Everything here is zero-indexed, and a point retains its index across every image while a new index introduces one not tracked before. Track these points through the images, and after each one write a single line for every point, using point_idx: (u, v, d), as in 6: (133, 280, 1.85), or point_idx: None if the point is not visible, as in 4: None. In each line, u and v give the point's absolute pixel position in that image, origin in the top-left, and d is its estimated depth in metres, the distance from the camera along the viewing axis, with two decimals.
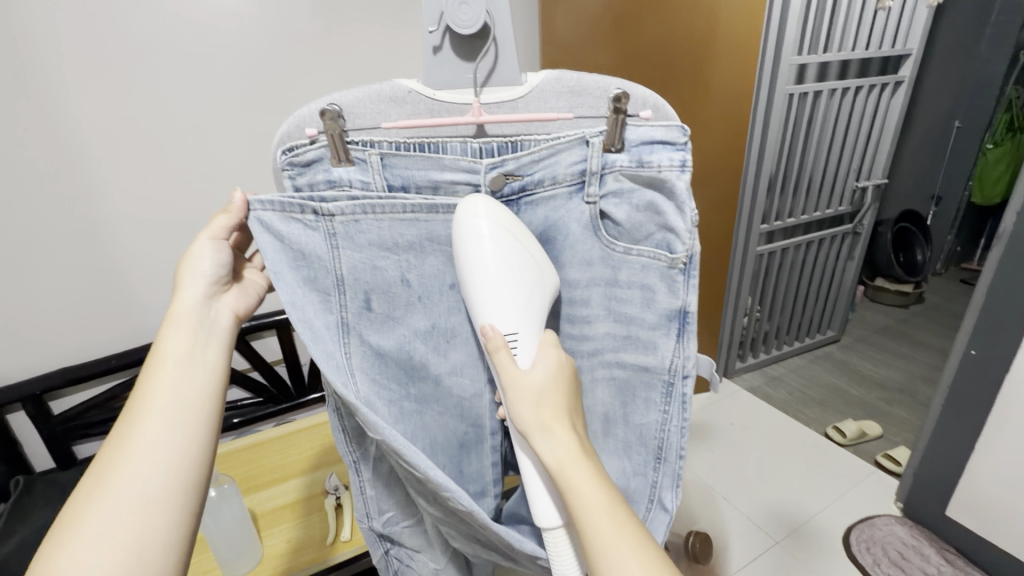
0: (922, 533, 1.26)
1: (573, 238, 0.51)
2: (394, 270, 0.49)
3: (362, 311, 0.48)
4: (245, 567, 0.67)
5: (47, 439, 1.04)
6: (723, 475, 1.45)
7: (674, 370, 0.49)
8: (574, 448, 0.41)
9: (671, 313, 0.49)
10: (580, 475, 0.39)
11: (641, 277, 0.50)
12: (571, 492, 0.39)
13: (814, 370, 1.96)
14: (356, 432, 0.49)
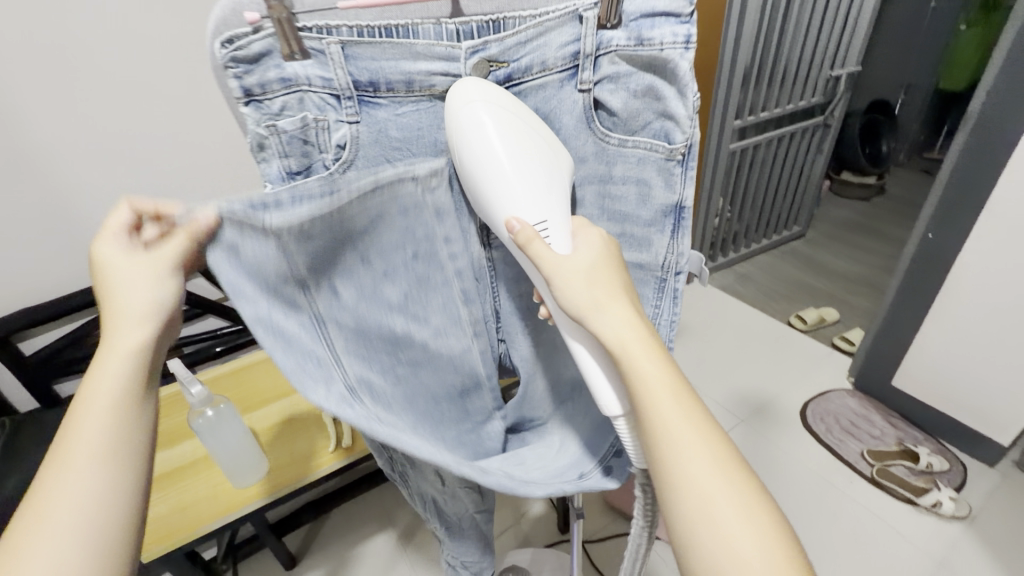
0: (871, 403, 1.39)
1: (564, 133, 0.48)
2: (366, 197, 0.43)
3: (331, 301, 0.43)
4: (254, 479, 0.71)
5: (24, 381, 1.02)
6: (694, 366, 1.55)
7: (668, 267, 0.50)
8: (632, 324, 0.42)
9: (666, 210, 0.49)
10: (649, 367, 0.40)
11: (637, 172, 0.49)
12: (633, 373, 0.40)
13: (779, 265, 2.04)
14: None
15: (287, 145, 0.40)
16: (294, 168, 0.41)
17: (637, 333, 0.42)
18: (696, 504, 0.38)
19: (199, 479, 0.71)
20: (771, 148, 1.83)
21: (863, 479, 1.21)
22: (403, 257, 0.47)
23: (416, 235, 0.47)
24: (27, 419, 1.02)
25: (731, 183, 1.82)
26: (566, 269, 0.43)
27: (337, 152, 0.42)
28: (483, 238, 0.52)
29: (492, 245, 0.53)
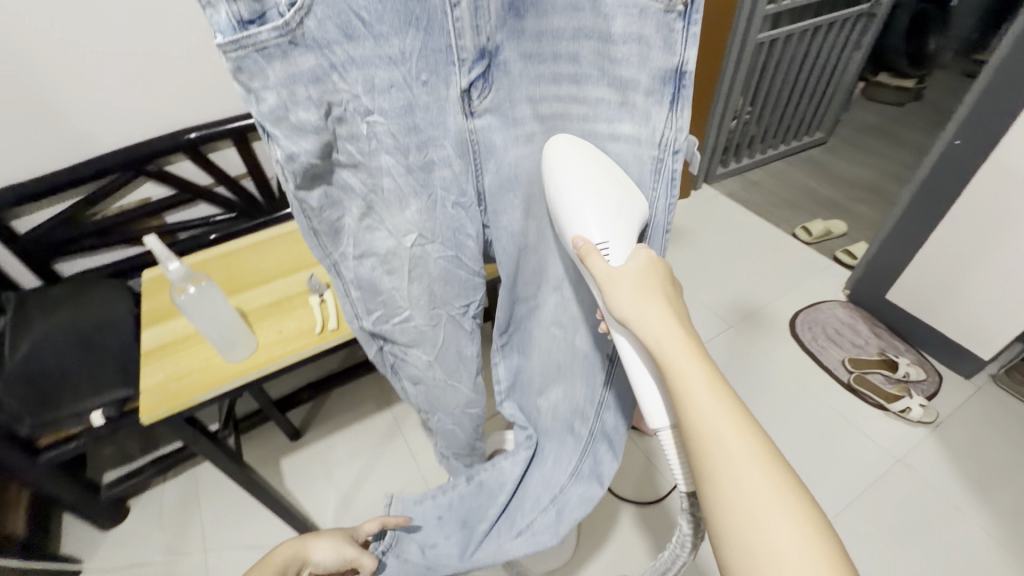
0: (860, 314, 1.41)
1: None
2: (341, 53, 0.33)
3: (327, 146, 0.36)
4: (242, 353, 0.67)
5: (24, 257, 1.06)
6: (689, 272, 1.55)
7: (664, 146, 0.39)
8: (680, 334, 0.39)
9: (664, 76, 0.36)
10: (693, 374, 0.37)
11: (637, 28, 0.35)
12: (677, 381, 0.37)
13: (793, 173, 1.95)
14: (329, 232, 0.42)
15: None
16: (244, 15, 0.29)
17: (671, 338, 0.39)
18: (750, 540, 0.34)
19: (190, 352, 0.67)
20: (804, 42, 1.67)
21: (838, 384, 1.26)
22: (414, 104, 0.37)
23: (394, 100, 0.36)
24: (32, 296, 1.07)
25: (755, 80, 1.68)
26: (621, 281, 0.40)
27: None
28: (462, 104, 0.38)
29: (474, 114, 0.40)
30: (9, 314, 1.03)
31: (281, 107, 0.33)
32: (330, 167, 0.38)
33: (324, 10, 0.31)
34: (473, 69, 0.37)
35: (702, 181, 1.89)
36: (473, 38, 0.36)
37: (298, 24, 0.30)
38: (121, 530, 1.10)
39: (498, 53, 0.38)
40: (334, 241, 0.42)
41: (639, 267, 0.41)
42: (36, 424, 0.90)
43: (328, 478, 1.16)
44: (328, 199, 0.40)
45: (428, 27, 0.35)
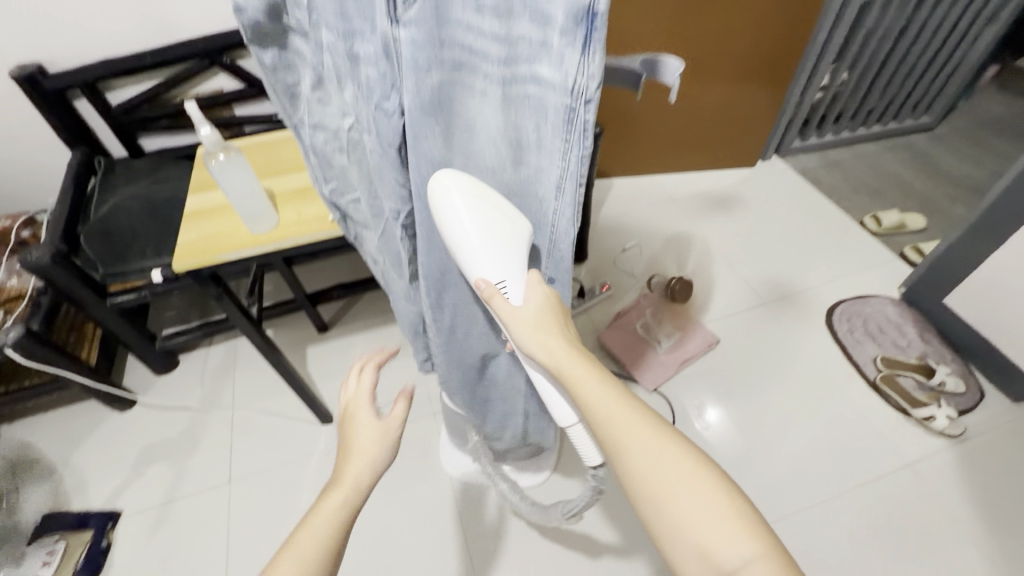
0: (910, 315, 1.31)
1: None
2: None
3: (282, 53, 0.48)
4: (264, 227, 0.73)
5: (114, 126, 1.20)
6: (734, 242, 1.48)
7: (577, 94, 0.41)
8: (567, 350, 0.49)
9: (575, 14, 0.37)
10: (598, 393, 0.45)
11: None
12: (574, 385, 0.47)
13: (883, 158, 1.77)
14: (287, 95, 0.53)
15: None
16: None
17: (567, 350, 0.49)
18: (672, 520, 0.41)
19: (224, 218, 0.75)
20: (924, 7, 1.48)
21: (864, 382, 1.19)
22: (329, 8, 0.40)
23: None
24: (118, 164, 1.21)
25: (853, 44, 1.53)
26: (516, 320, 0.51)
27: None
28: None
29: (399, 23, 0.39)
30: (98, 176, 1.17)
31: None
32: (284, 33, 0.46)
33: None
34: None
35: (774, 152, 1.76)
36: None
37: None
38: (170, 377, 1.28)
39: None
40: (291, 103, 0.53)
41: (533, 310, 0.51)
42: (107, 272, 1.05)
43: (344, 370, 1.27)
44: (283, 60, 0.49)
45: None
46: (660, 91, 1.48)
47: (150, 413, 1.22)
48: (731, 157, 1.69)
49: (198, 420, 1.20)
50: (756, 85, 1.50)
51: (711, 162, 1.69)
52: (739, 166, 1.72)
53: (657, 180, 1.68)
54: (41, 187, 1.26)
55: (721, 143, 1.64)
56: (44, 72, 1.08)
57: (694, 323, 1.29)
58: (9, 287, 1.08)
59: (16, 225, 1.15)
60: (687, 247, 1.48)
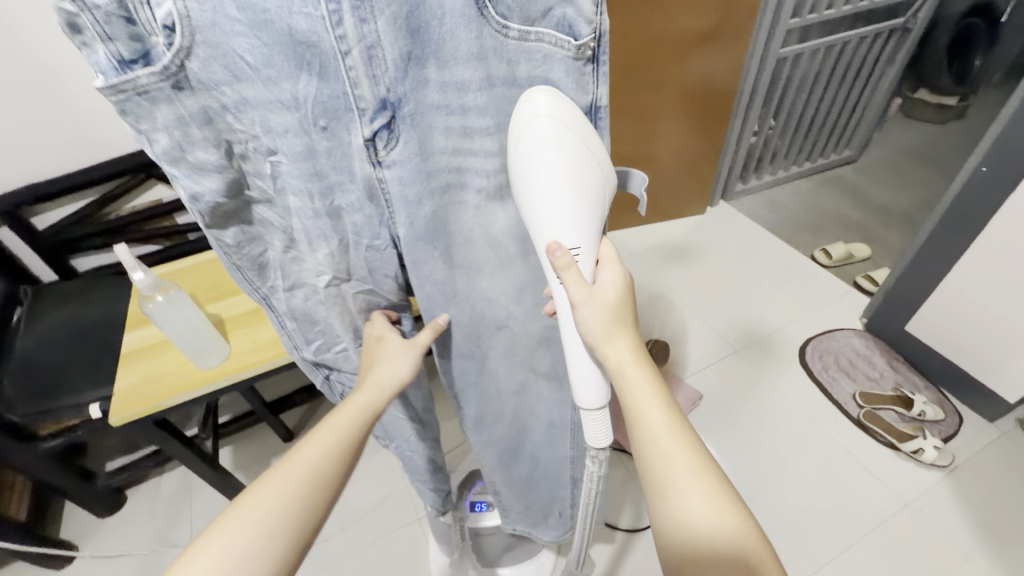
0: (876, 344, 1.34)
1: (454, 16, 0.35)
2: (230, 94, 0.35)
3: (244, 231, 0.43)
4: (212, 362, 0.67)
5: (41, 252, 1.12)
6: (698, 292, 1.50)
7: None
8: (634, 358, 0.48)
9: (580, 113, 0.43)
10: (658, 426, 0.46)
11: (544, 71, 0.40)
12: (632, 398, 0.47)
13: (819, 193, 1.88)
14: (254, 271, 0.47)
15: (107, 25, 0.29)
16: (127, 56, 0.31)
17: (638, 370, 0.48)
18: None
19: (166, 355, 0.68)
20: (831, 57, 1.62)
21: (848, 420, 1.19)
22: (314, 173, 0.40)
23: (291, 145, 0.38)
24: (47, 289, 1.11)
25: (775, 94, 1.64)
26: (597, 300, 0.47)
27: (166, 38, 0.31)
28: (368, 153, 0.38)
29: (382, 166, 0.39)
30: (24, 306, 1.08)
31: (177, 147, 0.35)
32: (245, 211, 0.42)
33: (208, 53, 0.32)
34: (375, 119, 0.37)
35: (720, 198, 1.84)
36: (372, 89, 0.35)
37: (179, 66, 0.32)
38: (115, 519, 1.14)
39: (403, 107, 0.37)
40: (261, 276, 0.47)
41: (611, 293, 0.48)
42: (32, 414, 0.93)
43: None
44: (245, 235, 0.44)
45: (323, 72, 0.35)
46: None
47: (92, 566, 1.07)
48: (682, 208, 1.73)
49: (150, 567, 1.06)
50: (694, 139, 1.57)
51: (664, 213, 1.73)
52: (690, 214, 1.78)
53: (615, 237, 1.70)
54: None
55: (671, 196, 1.69)
56: None
57: (674, 381, 1.27)
58: None
59: None
60: (654, 301, 1.48)
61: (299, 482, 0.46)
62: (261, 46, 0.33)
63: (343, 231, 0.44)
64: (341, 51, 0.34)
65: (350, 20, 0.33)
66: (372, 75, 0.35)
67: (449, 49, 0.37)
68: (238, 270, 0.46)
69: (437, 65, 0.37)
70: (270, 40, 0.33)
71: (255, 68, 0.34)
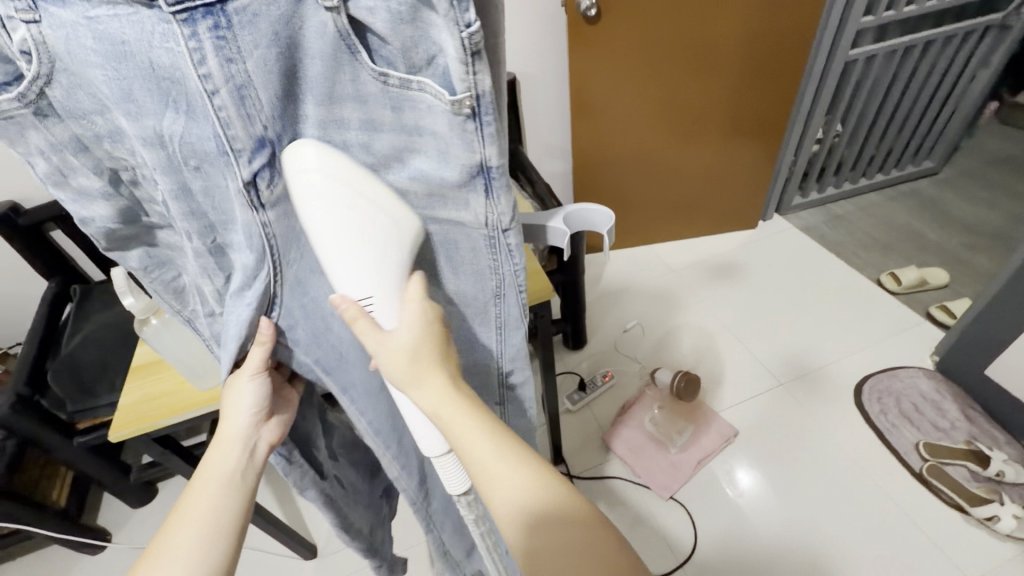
0: (948, 387, 1.18)
1: (325, 61, 0.34)
2: (101, 123, 0.34)
3: (144, 254, 0.44)
4: (211, 383, 0.66)
5: (91, 253, 1.18)
6: (742, 315, 1.39)
7: (492, 226, 0.44)
8: (446, 390, 0.43)
9: (472, 168, 0.40)
10: (486, 455, 0.42)
11: (431, 123, 0.38)
12: (454, 436, 0.42)
13: (890, 208, 1.69)
14: (174, 293, 0.48)
15: None
16: None
17: (453, 405, 0.43)
18: None
19: (170, 374, 0.69)
20: (910, 58, 1.44)
21: (908, 474, 1.06)
22: (201, 205, 0.38)
23: (162, 183, 0.36)
24: (94, 289, 1.17)
25: (841, 100, 1.48)
26: (391, 348, 0.42)
27: (29, 64, 0.30)
28: (248, 196, 0.36)
29: (265, 209, 0.38)
30: (73, 305, 1.14)
31: (56, 172, 0.35)
32: (144, 231, 0.42)
33: (67, 82, 0.31)
34: (254, 160, 0.35)
35: (774, 212, 1.69)
36: (246, 130, 0.34)
37: (38, 93, 0.31)
38: (147, 510, 1.20)
39: (280, 145, 0.37)
40: (179, 300, 0.48)
41: (413, 329, 0.42)
42: (75, 408, 1.00)
43: None
44: (153, 259, 0.45)
45: (191, 111, 0.33)
46: (647, 165, 1.43)
47: (123, 555, 1.13)
48: (732, 221, 1.61)
49: None
50: (744, 146, 1.44)
51: (711, 227, 1.61)
52: (739, 229, 1.64)
53: (654, 251, 1.61)
54: (19, 319, 1.24)
55: (717, 209, 1.57)
56: (18, 209, 1.08)
57: (707, 416, 1.18)
58: None
59: None
60: (692, 323, 1.38)
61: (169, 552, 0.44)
62: (119, 79, 0.31)
63: (231, 267, 0.43)
64: (208, 92, 0.32)
65: (215, 63, 0.31)
66: (245, 115, 0.34)
67: (322, 91, 0.36)
68: (159, 296, 0.48)
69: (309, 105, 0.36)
70: (128, 72, 0.31)
71: (112, 100, 0.32)
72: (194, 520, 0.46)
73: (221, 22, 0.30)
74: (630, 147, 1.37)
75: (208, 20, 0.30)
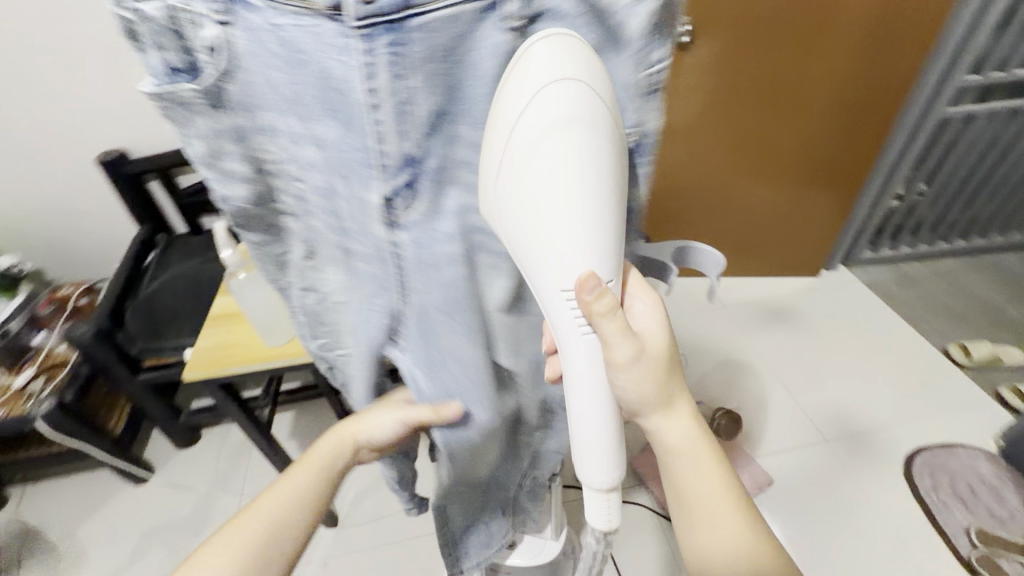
0: (1011, 475, 1.11)
1: (508, 83, 0.31)
2: (264, 117, 0.32)
3: (264, 237, 0.40)
4: (277, 342, 0.71)
5: (179, 204, 1.27)
6: (793, 365, 1.34)
7: None
8: (674, 385, 0.49)
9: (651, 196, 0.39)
10: (690, 447, 0.48)
11: (618, 149, 0.36)
12: (660, 421, 0.48)
13: (968, 277, 1.60)
14: (278, 265, 0.43)
15: (160, 35, 0.28)
16: (174, 64, 0.29)
17: (672, 399, 0.48)
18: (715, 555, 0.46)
19: (238, 329, 0.74)
20: (1015, 123, 1.37)
21: (954, 559, 1.00)
22: (341, 205, 0.36)
23: (316, 182, 0.35)
24: (177, 241, 1.26)
25: (932, 156, 1.41)
26: (624, 356, 0.41)
27: (211, 59, 0.29)
28: (384, 214, 0.34)
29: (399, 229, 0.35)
30: (157, 252, 1.23)
31: (210, 155, 0.33)
32: (272, 215, 0.39)
33: (244, 75, 0.30)
34: (396, 182, 0.32)
35: (840, 263, 1.62)
36: (399, 147, 0.31)
37: (219, 88, 0.30)
38: (188, 454, 1.27)
39: (436, 171, 0.33)
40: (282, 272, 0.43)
41: (652, 332, 0.47)
42: (144, 347, 1.07)
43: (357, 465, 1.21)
44: (270, 235, 0.40)
45: (349, 120, 0.31)
46: (714, 197, 1.41)
47: (161, 491, 1.21)
48: (797, 265, 1.56)
49: (204, 505, 1.18)
50: (817, 193, 1.40)
51: (771, 269, 1.57)
52: (804, 277, 1.58)
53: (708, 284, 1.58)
54: (108, 258, 1.35)
55: (779, 252, 1.53)
56: (126, 157, 1.18)
57: (743, 460, 1.14)
58: (56, 352, 1.16)
59: (76, 293, 1.24)
60: (740, 364, 1.34)
61: (286, 494, 0.53)
62: (294, 80, 0.30)
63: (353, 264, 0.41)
64: (371, 107, 0.29)
65: (383, 77, 0.28)
66: (404, 133, 0.30)
67: (496, 114, 0.32)
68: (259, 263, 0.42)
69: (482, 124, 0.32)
70: (303, 78, 0.30)
71: (284, 100, 0.31)
72: (308, 475, 0.55)
73: (401, 34, 0.27)
74: (699, 176, 1.36)
75: (387, 33, 0.27)
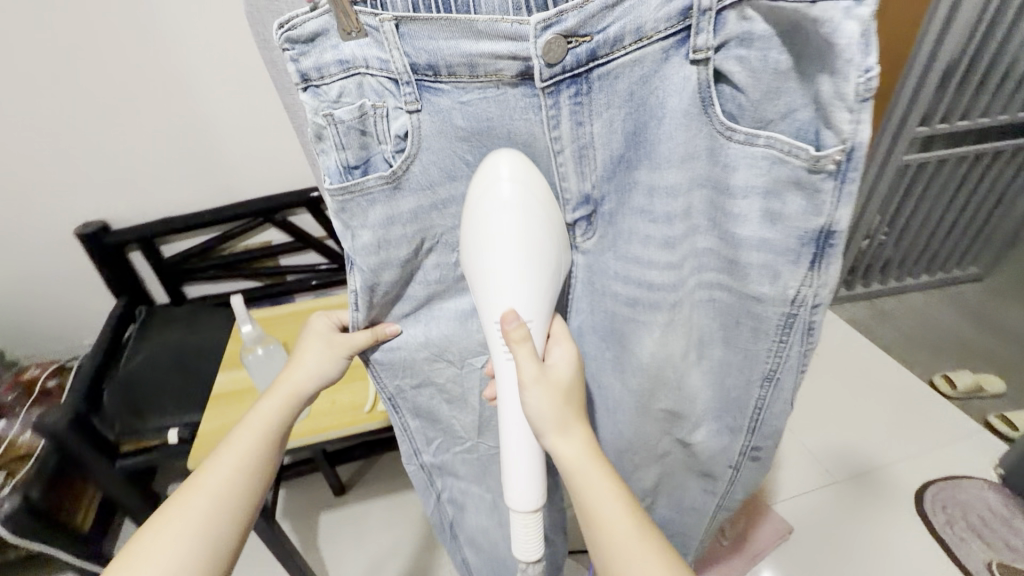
0: (1016, 504, 1.13)
1: (675, 116, 0.45)
2: (441, 192, 0.48)
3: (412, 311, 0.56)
4: None
5: (164, 274, 1.22)
6: (794, 406, 1.35)
7: (798, 301, 0.51)
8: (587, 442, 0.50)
9: (807, 232, 0.47)
10: (603, 500, 0.48)
11: (762, 181, 0.46)
12: (572, 464, 0.49)
13: (938, 310, 1.68)
14: (384, 351, 0.58)
15: (345, 138, 0.44)
16: (352, 161, 0.45)
17: (585, 440, 0.50)
18: None
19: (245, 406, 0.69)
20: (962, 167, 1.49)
21: None
22: None
23: None
24: (159, 311, 1.20)
25: (893, 199, 1.51)
26: (547, 383, 0.48)
27: (391, 145, 0.45)
28: (570, 236, 0.51)
29: (577, 248, 0.53)
30: (136, 324, 1.16)
31: (377, 240, 0.48)
32: (416, 291, 0.54)
33: (425, 161, 0.46)
34: (577, 211, 0.49)
35: None
36: (578, 185, 0.48)
37: (399, 172, 0.46)
38: None
39: (603, 205, 0.50)
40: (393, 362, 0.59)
41: (566, 372, 0.50)
42: (122, 430, 0.99)
43: (358, 543, 1.12)
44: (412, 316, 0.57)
45: (537, 165, 0.48)
46: None
47: None
48: None
49: None
50: None
51: None
52: None
53: None
54: (78, 334, 1.27)
55: None
56: (107, 228, 1.13)
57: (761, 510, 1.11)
58: (20, 441, 1.03)
59: (45, 373, 1.14)
60: None
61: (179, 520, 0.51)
62: (482, 147, 0.47)
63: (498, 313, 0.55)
64: (557, 149, 0.46)
65: (567, 123, 0.44)
66: (580, 173, 0.47)
67: (666, 150, 0.47)
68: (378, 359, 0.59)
69: (649, 162, 0.48)
70: (489, 143, 0.47)
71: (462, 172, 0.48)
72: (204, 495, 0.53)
73: (583, 88, 0.43)
74: None
75: (573, 88, 0.43)
